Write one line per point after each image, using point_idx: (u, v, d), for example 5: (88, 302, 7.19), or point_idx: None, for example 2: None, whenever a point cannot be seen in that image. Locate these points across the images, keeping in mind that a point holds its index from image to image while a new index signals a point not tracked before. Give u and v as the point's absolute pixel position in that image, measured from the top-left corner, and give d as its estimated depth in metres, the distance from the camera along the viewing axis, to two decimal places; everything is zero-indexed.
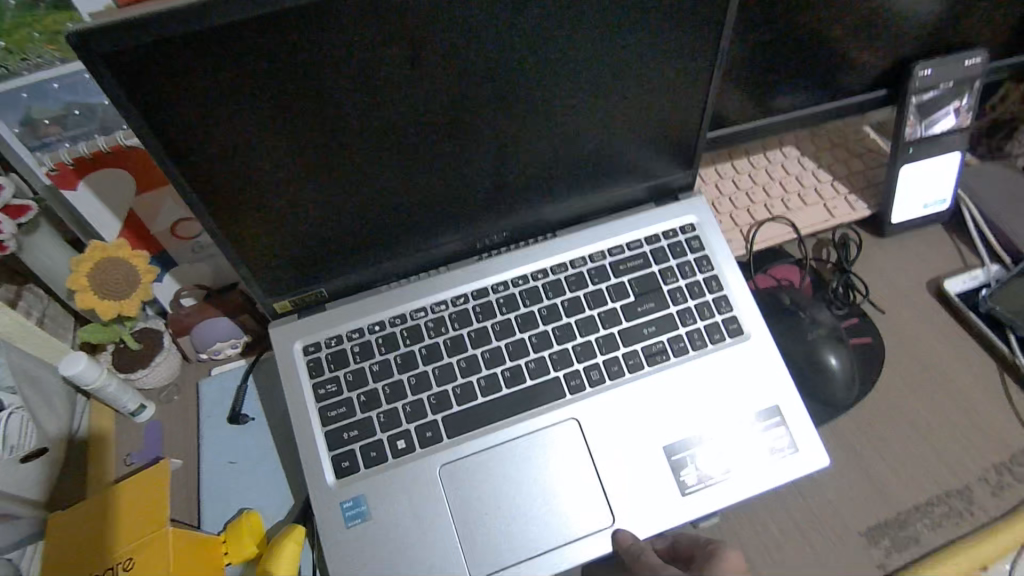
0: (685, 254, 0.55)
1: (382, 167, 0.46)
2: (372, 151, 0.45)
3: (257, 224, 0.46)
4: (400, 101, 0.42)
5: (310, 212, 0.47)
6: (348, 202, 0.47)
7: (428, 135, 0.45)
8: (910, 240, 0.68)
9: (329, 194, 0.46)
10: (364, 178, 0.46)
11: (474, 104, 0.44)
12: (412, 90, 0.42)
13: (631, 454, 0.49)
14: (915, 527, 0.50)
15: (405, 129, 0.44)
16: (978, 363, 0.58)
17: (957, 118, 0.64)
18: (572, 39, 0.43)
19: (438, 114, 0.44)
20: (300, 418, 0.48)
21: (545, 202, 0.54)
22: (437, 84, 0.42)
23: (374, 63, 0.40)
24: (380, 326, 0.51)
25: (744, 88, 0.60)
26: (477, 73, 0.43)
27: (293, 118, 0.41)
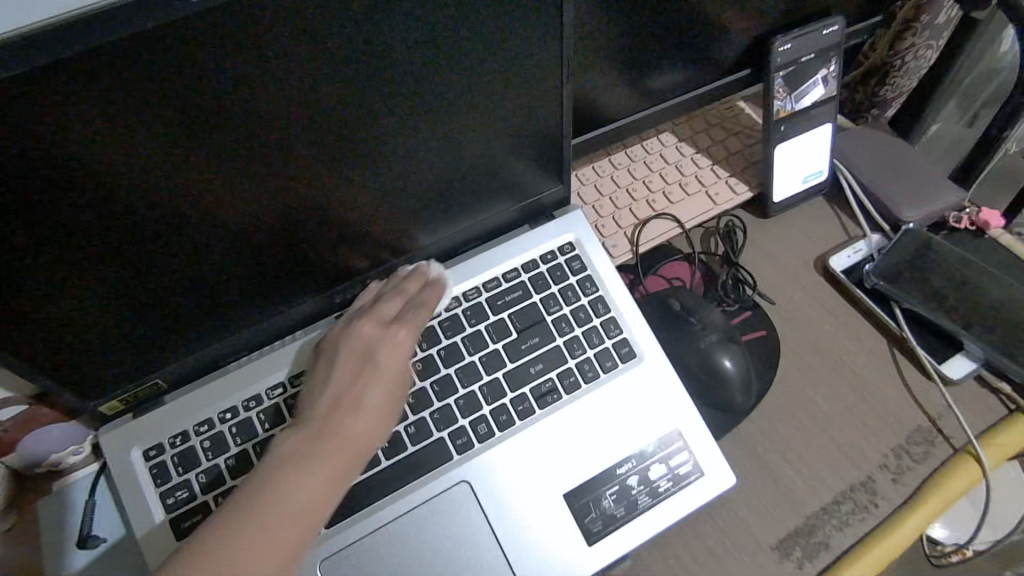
0: (567, 278, 0.51)
1: (195, 237, 0.40)
2: (177, 222, 0.38)
3: (53, 325, 0.38)
4: (198, 165, 0.36)
5: (124, 304, 0.40)
6: (167, 283, 0.41)
7: (245, 193, 0.39)
8: (793, 215, 0.66)
9: (139, 279, 0.39)
10: (178, 254, 0.40)
11: (291, 155, 0.39)
12: (210, 151, 0.36)
13: (532, 510, 0.46)
14: (825, 530, 0.49)
15: (213, 191, 0.38)
16: (870, 340, 0.58)
17: (826, 87, 0.62)
18: (393, 67, 0.38)
19: (249, 168, 0.38)
20: (148, 536, 0.43)
21: (403, 241, 0.49)
22: (240, 138, 0.36)
23: (146, 129, 0.33)
24: (232, 413, 0.46)
25: (606, 83, 0.56)
26: (283, 121, 0.37)
27: (66, 208, 0.34)
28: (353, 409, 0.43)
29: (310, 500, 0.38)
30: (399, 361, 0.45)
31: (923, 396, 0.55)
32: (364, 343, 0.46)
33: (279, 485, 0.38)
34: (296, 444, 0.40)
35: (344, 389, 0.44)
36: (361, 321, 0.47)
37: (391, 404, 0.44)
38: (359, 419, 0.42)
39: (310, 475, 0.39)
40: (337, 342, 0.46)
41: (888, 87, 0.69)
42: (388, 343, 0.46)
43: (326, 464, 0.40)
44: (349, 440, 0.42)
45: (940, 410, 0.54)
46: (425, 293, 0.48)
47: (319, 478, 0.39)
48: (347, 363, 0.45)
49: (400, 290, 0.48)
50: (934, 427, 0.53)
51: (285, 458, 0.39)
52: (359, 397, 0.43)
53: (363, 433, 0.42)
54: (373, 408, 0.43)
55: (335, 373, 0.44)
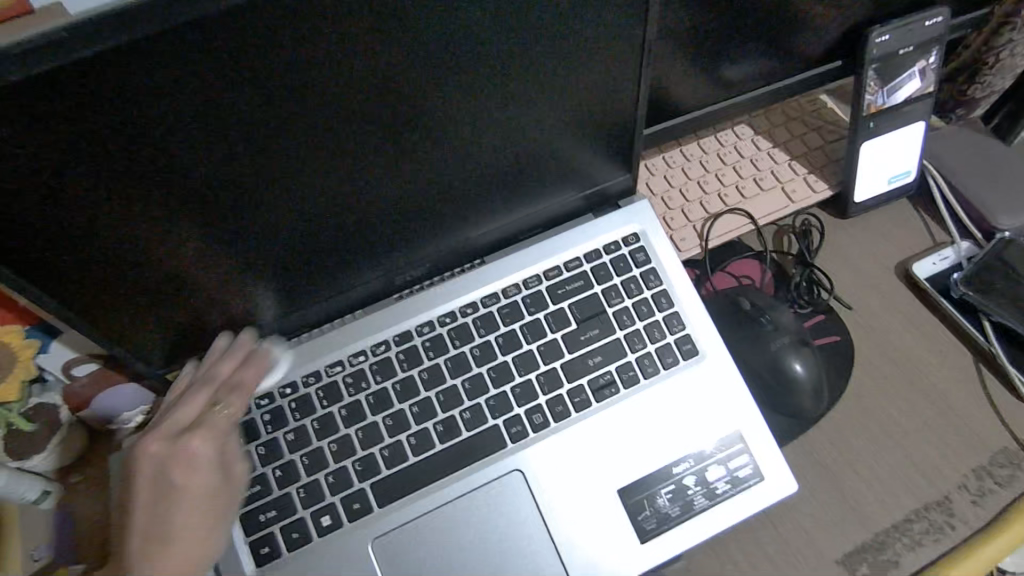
0: (630, 270, 0.49)
1: (272, 206, 0.40)
2: (258, 191, 0.39)
3: (137, 283, 0.40)
4: (282, 136, 0.37)
5: (203, 269, 0.42)
6: (243, 250, 0.42)
7: (322, 166, 0.40)
8: (875, 218, 0.63)
9: (217, 244, 0.41)
10: (256, 225, 0.41)
11: (374, 131, 0.39)
12: (291, 125, 0.36)
13: (582, 503, 0.45)
14: (895, 549, 0.46)
15: (294, 162, 0.38)
16: (953, 354, 0.54)
17: (923, 81, 0.59)
18: (479, 44, 0.37)
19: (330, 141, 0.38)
20: None
21: (468, 223, 0.49)
22: (324, 112, 0.37)
23: (235, 99, 0.34)
24: (292, 388, 0.45)
25: (686, 70, 0.54)
26: (366, 93, 0.37)
27: (158, 173, 0.35)
28: (166, 535, 0.41)
29: None
30: (204, 467, 0.43)
31: (1009, 416, 0.51)
32: (155, 465, 0.43)
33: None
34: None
35: (152, 521, 0.42)
36: (155, 440, 0.43)
37: (212, 511, 0.42)
38: (174, 547, 0.41)
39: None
40: (139, 457, 0.43)
41: (978, 85, 0.65)
42: (183, 457, 0.43)
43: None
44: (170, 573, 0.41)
45: None
46: (242, 373, 0.45)
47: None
48: (144, 485, 0.43)
49: (208, 379, 0.45)
50: (1021, 449, 0.50)
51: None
52: (165, 527, 0.42)
53: (181, 559, 0.41)
54: (189, 525, 0.42)
55: (139, 497, 0.43)
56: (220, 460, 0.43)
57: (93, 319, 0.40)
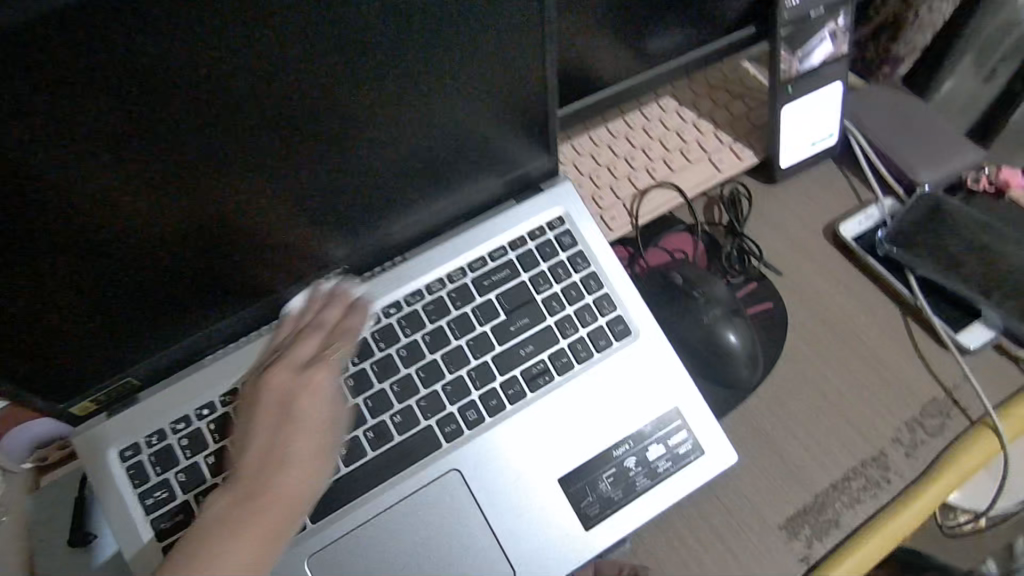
0: (557, 254, 0.49)
1: (163, 218, 0.38)
2: (144, 203, 0.37)
3: (17, 317, 0.37)
4: (160, 141, 0.35)
5: (97, 292, 0.39)
6: (138, 269, 0.39)
7: (212, 171, 0.37)
8: (803, 182, 0.63)
9: (107, 265, 0.38)
10: (146, 238, 0.38)
11: (267, 130, 0.37)
12: (169, 128, 0.34)
13: (524, 495, 0.44)
14: (835, 508, 0.47)
15: (180, 169, 0.36)
16: (883, 311, 0.55)
17: (834, 44, 0.59)
18: (365, 30, 0.36)
19: (216, 143, 0.36)
20: (125, 536, 0.42)
21: (385, 220, 0.47)
22: (204, 112, 0.35)
23: (99, 104, 0.32)
24: (210, 409, 0.44)
25: (600, 45, 0.53)
26: (248, 89, 0.35)
27: (25, 190, 0.33)
28: (283, 462, 0.41)
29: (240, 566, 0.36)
30: (324, 404, 0.43)
31: (937, 366, 0.52)
32: (280, 393, 0.43)
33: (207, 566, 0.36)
34: (226, 510, 0.38)
35: (265, 448, 0.41)
36: (274, 370, 0.44)
37: (320, 447, 0.42)
38: (287, 473, 0.40)
39: (245, 536, 0.37)
40: (258, 386, 0.43)
41: (902, 44, 0.68)
42: (309, 387, 0.43)
43: (258, 531, 0.38)
44: (282, 498, 0.39)
45: (956, 380, 0.51)
46: (347, 319, 0.45)
47: (249, 553, 0.37)
48: (265, 415, 0.42)
49: (319, 322, 0.45)
50: (950, 398, 0.51)
51: (204, 543, 0.37)
52: (285, 451, 0.41)
53: (296, 486, 0.40)
54: (305, 454, 0.41)
55: (254, 423, 0.42)
56: (331, 403, 0.43)
57: None
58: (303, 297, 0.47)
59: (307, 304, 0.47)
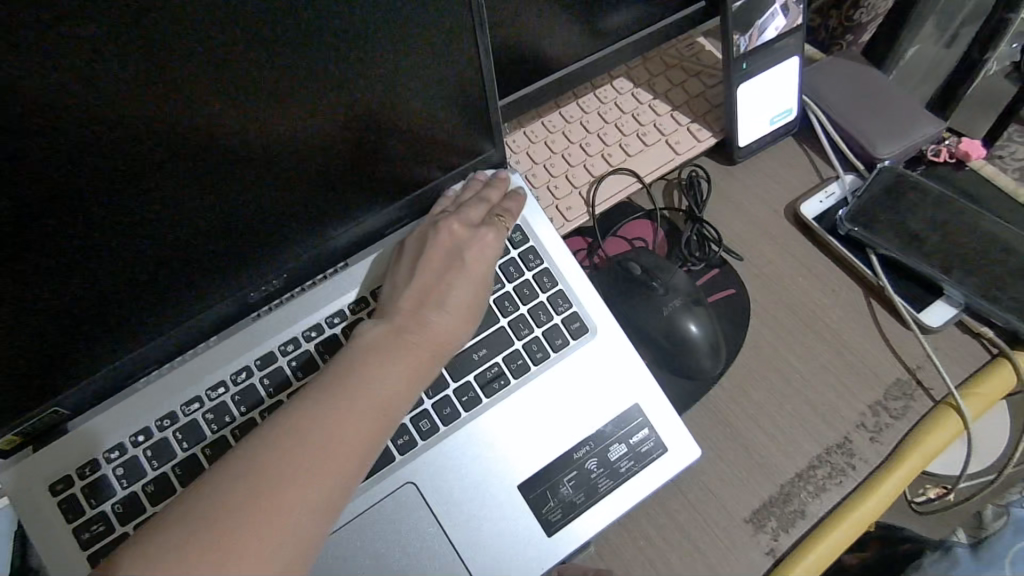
0: (507, 253, 0.47)
1: (72, 235, 0.35)
2: (46, 219, 0.34)
3: None
4: (55, 150, 0.32)
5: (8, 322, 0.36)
6: (47, 296, 0.36)
7: (121, 180, 0.35)
8: (763, 162, 0.61)
9: (12, 291, 0.35)
10: (52, 257, 0.35)
11: (177, 133, 0.35)
12: (65, 137, 0.32)
13: (484, 505, 0.42)
14: (800, 498, 0.46)
15: (83, 182, 0.34)
16: (845, 292, 0.54)
17: (787, 18, 0.57)
18: (275, 23, 0.34)
19: (120, 151, 0.34)
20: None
21: (325, 225, 0.44)
22: (103, 117, 0.32)
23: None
24: (145, 435, 0.41)
25: (546, 29, 0.51)
26: (149, 91, 0.33)
27: None
28: (437, 307, 0.42)
29: (386, 393, 0.38)
30: (486, 263, 0.45)
31: (900, 346, 0.51)
32: (455, 240, 0.45)
33: (365, 375, 0.38)
34: (381, 339, 0.40)
35: (423, 292, 0.43)
36: (448, 221, 0.46)
37: (479, 297, 0.44)
38: (446, 311, 0.42)
39: (393, 367, 0.39)
40: (424, 240, 0.46)
41: (863, 10, 0.65)
42: (478, 243, 0.45)
43: (410, 360, 0.39)
44: (434, 337, 0.41)
45: (919, 360, 0.51)
46: (507, 203, 0.47)
47: (401, 372, 0.39)
48: (434, 258, 0.45)
49: (483, 197, 0.47)
50: (913, 379, 0.50)
51: (358, 361, 0.39)
52: (446, 295, 0.43)
53: (450, 329, 0.42)
54: (463, 300, 0.43)
55: (420, 269, 0.44)
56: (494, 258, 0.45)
57: None
58: (444, 193, 0.48)
59: (465, 188, 0.48)
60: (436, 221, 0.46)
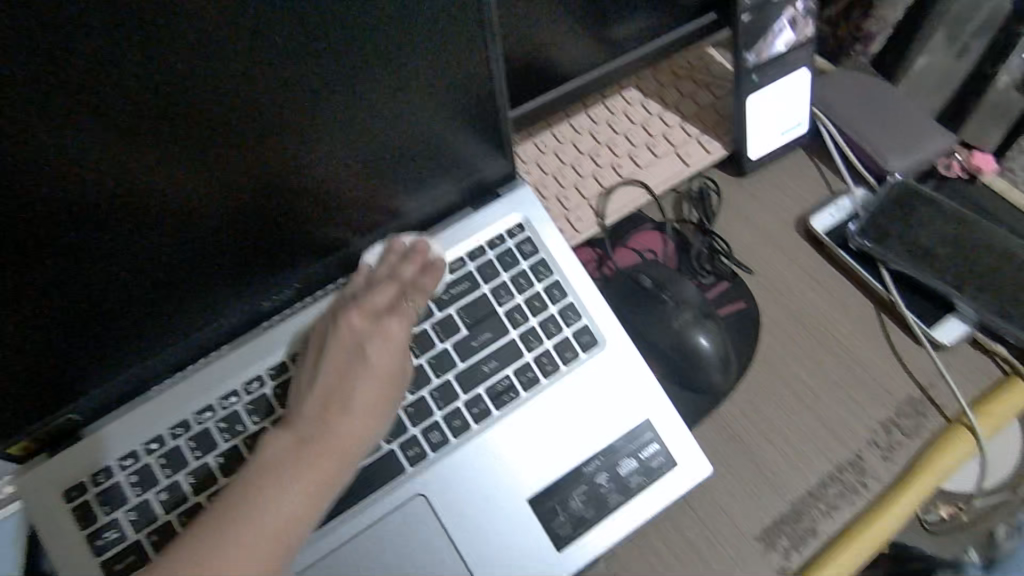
0: (518, 263, 0.46)
1: (85, 246, 0.35)
2: (61, 229, 0.34)
3: None
4: (74, 161, 0.32)
5: (19, 332, 0.36)
6: (57, 304, 0.36)
7: (135, 192, 0.35)
8: (773, 174, 0.61)
9: (27, 299, 0.35)
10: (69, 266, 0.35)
11: (190, 144, 0.35)
12: (81, 148, 0.32)
13: (493, 518, 0.42)
14: (812, 515, 0.46)
15: (98, 193, 0.34)
16: (856, 307, 0.54)
17: (795, 32, 0.56)
18: (288, 34, 0.34)
19: (131, 161, 0.34)
20: None
21: (336, 235, 0.44)
22: (117, 129, 0.32)
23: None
24: (158, 443, 0.41)
25: (556, 40, 0.51)
26: (163, 103, 0.33)
27: None
28: (342, 409, 0.39)
29: (292, 516, 0.36)
30: (390, 357, 0.41)
31: (913, 362, 0.51)
32: (355, 337, 0.42)
33: (254, 507, 0.36)
34: (280, 455, 0.38)
35: (329, 391, 0.40)
36: (352, 313, 0.42)
37: (390, 394, 0.41)
38: (353, 415, 0.39)
39: (293, 488, 0.37)
40: (324, 335, 0.43)
41: (873, 19, 0.63)
42: (381, 337, 0.41)
43: (309, 476, 0.37)
44: (340, 446, 0.39)
45: (931, 376, 0.50)
46: (422, 278, 0.44)
47: (300, 496, 0.37)
48: (335, 357, 0.41)
49: (394, 276, 0.44)
50: (925, 396, 0.50)
51: (250, 490, 0.36)
52: (345, 400, 0.40)
53: (353, 436, 0.39)
54: (372, 398, 0.40)
55: (320, 369, 0.41)
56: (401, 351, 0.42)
57: None
58: (459, 203, 0.48)
59: (383, 254, 0.45)
60: (342, 310, 0.43)
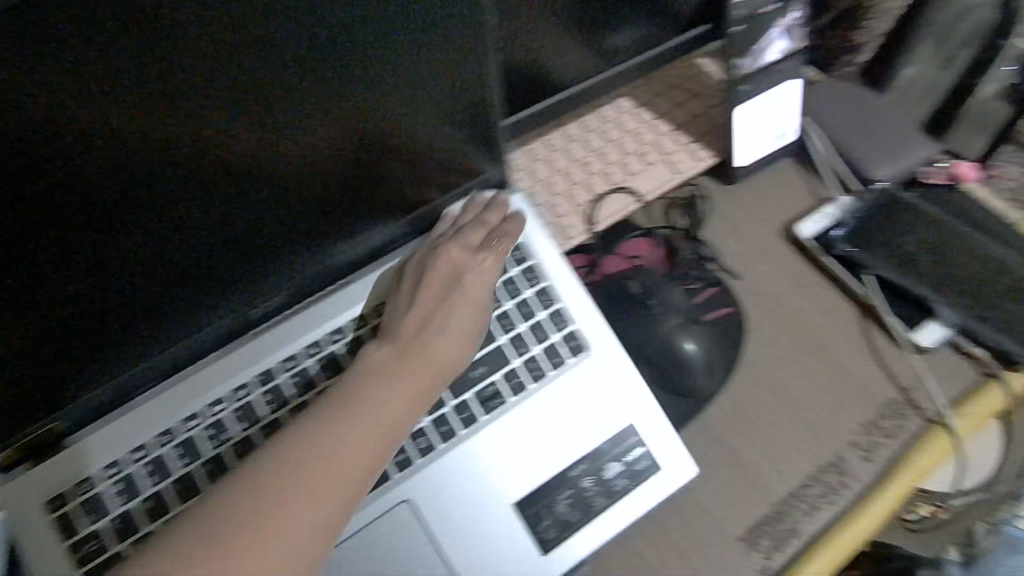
0: (508, 270, 0.48)
1: (88, 244, 0.36)
2: (68, 226, 0.35)
3: None
4: (80, 161, 0.33)
5: (24, 329, 0.37)
6: (56, 302, 0.37)
7: (137, 193, 0.36)
8: (761, 181, 0.62)
9: (29, 295, 0.36)
10: (71, 263, 0.36)
11: (192, 148, 0.36)
12: (87, 149, 0.33)
13: (481, 521, 0.43)
14: (794, 517, 0.47)
15: (102, 193, 0.35)
16: (840, 312, 0.55)
17: (788, 40, 0.57)
18: (289, 44, 0.35)
19: (131, 161, 0.35)
20: None
21: (328, 243, 0.45)
22: (124, 131, 0.33)
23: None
24: (143, 451, 0.41)
25: (549, 50, 0.52)
26: (167, 108, 0.34)
27: None
28: (438, 329, 0.43)
29: (391, 413, 0.39)
30: (484, 285, 0.45)
31: (894, 366, 0.52)
32: (451, 268, 0.45)
33: (357, 403, 0.39)
34: (381, 364, 0.41)
35: (425, 314, 0.44)
36: (451, 249, 0.46)
37: (479, 319, 0.44)
38: (444, 338, 0.43)
39: (394, 393, 0.40)
40: (424, 263, 0.46)
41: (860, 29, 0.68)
42: (474, 269, 0.45)
43: (408, 382, 0.41)
44: (436, 362, 0.42)
45: (912, 380, 0.52)
46: (507, 225, 0.47)
47: (399, 398, 0.40)
48: (432, 283, 0.45)
49: (480, 223, 0.47)
50: (906, 399, 0.51)
51: (354, 389, 0.40)
52: (443, 322, 0.43)
53: (448, 354, 0.43)
54: (462, 327, 0.44)
55: (419, 294, 0.45)
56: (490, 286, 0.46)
57: None
58: (450, 210, 0.48)
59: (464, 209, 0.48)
60: (437, 246, 0.46)
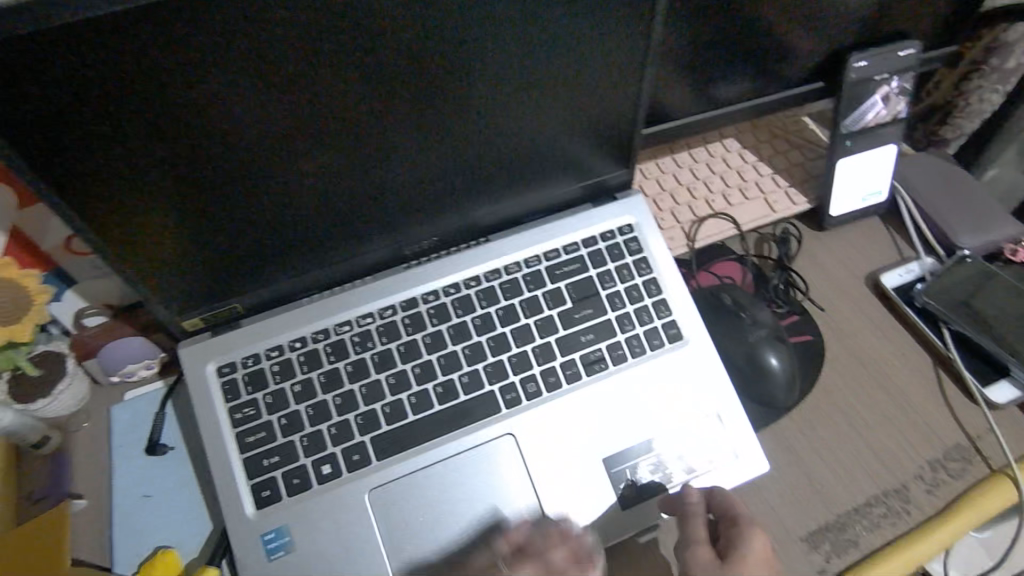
0: (624, 257, 0.53)
1: (309, 173, 0.43)
2: (300, 159, 0.42)
3: (171, 238, 0.43)
4: (330, 109, 0.40)
5: (238, 230, 0.44)
6: (249, 217, 0.44)
7: (358, 141, 0.42)
8: (849, 231, 0.67)
9: (255, 203, 0.43)
10: (290, 185, 0.43)
11: (404, 113, 0.42)
12: (339, 98, 0.39)
13: (573, 467, 0.47)
14: (855, 529, 0.50)
15: (335, 136, 0.41)
16: (915, 358, 0.58)
17: (885, 107, 0.63)
18: (500, 45, 0.41)
19: (358, 119, 0.41)
20: (214, 445, 0.45)
21: (474, 204, 0.51)
22: (368, 91, 0.40)
23: (267, 70, 0.36)
24: (301, 342, 0.47)
25: (681, 83, 0.58)
26: (397, 82, 0.40)
27: (229, 137, 0.39)
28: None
29: None
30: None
31: (965, 416, 0.55)
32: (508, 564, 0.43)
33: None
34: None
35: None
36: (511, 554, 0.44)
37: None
38: None
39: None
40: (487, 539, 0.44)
41: (949, 126, 0.72)
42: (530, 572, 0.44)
43: None
44: None
45: (981, 431, 0.55)
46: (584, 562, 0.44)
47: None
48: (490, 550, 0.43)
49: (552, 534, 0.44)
50: (973, 446, 0.54)
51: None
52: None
53: None
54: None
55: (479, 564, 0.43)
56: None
57: (125, 270, 0.43)
58: (584, 196, 0.54)
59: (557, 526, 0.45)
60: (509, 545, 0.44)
